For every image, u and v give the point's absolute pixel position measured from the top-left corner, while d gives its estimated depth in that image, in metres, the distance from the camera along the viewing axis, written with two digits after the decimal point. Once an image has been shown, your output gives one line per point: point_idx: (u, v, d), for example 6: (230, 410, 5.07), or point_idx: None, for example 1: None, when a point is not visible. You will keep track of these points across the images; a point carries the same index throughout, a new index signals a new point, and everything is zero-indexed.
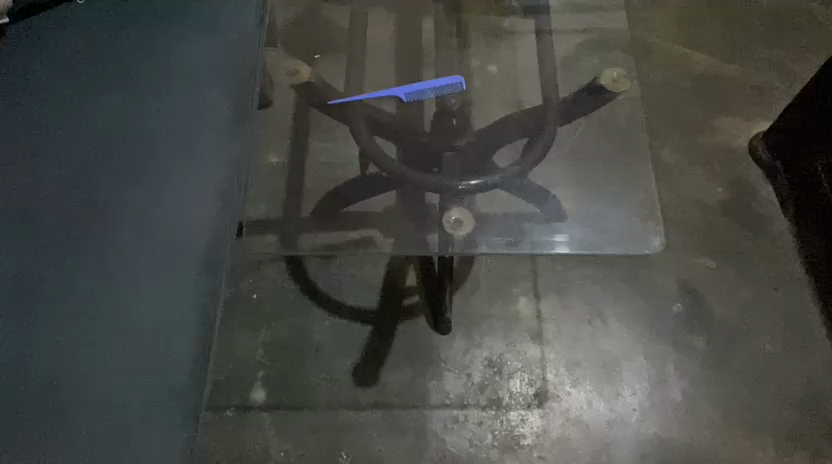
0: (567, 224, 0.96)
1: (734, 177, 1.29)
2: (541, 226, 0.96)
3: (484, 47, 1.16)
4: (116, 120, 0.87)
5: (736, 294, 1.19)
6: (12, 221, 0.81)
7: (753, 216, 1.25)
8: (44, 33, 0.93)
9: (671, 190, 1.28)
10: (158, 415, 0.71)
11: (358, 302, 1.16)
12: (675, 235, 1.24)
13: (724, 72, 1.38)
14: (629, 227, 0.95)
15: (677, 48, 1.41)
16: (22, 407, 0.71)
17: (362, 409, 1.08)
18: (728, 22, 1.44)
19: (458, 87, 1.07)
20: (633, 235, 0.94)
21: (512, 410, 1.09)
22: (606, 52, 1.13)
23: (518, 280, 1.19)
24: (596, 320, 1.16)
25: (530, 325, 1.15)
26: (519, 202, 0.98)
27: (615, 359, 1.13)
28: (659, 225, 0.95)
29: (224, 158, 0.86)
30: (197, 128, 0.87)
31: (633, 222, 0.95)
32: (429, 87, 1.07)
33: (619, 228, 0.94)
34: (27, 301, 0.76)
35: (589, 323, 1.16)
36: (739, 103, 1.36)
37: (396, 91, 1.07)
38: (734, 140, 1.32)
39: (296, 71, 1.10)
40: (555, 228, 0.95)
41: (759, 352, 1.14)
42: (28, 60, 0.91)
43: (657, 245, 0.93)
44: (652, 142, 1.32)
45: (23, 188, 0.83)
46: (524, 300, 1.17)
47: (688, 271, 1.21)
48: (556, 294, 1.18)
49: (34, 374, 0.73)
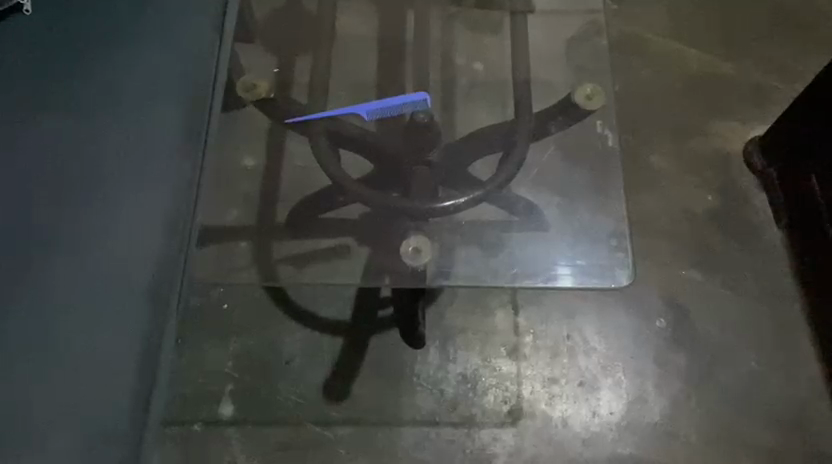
0: (537, 249, 0.92)
1: (726, 184, 1.24)
2: (509, 252, 0.92)
3: (464, 49, 1.11)
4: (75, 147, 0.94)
5: (723, 309, 1.15)
6: None
7: (744, 227, 1.21)
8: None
9: (659, 197, 1.23)
10: (99, 447, 0.80)
11: (330, 313, 1.13)
12: (661, 247, 1.19)
13: (720, 71, 1.33)
14: (600, 258, 0.91)
15: (673, 45, 1.35)
16: None
17: (332, 425, 1.06)
18: (726, 18, 1.38)
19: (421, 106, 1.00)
20: (602, 267, 0.90)
21: (485, 427, 1.06)
22: (591, 55, 1.07)
23: (496, 292, 1.15)
24: (575, 334, 1.13)
25: (507, 339, 1.12)
26: (487, 225, 0.94)
27: (593, 376, 1.10)
28: (628, 256, 0.91)
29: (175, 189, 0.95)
30: (149, 159, 0.96)
31: (603, 252, 0.92)
32: (397, 106, 1.01)
33: (586, 260, 0.91)
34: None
35: (568, 337, 1.13)
36: (734, 105, 1.30)
37: (359, 108, 1.00)
38: (728, 144, 1.27)
39: (255, 85, 1.01)
40: (526, 250, 0.92)
41: (742, 370, 1.11)
42: None
43: (625, 279, 0.89)
44: (641, 147, 1.27)
45: None
46: (502, 313, 1.13)
47: (673, 283, 1.17)
48: (536, 306, 1.14)
49: None
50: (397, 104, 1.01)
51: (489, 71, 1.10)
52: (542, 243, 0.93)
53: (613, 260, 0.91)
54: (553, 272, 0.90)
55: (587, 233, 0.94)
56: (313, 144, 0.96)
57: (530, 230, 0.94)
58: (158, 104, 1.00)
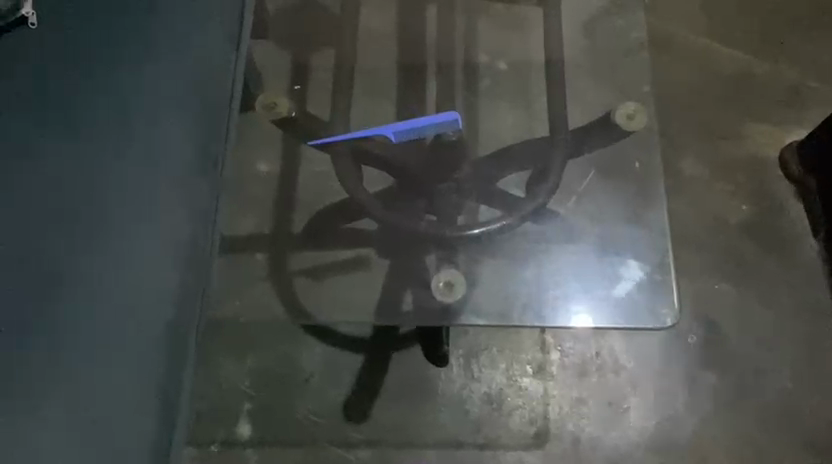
0: (572, 283, 0.90)
1: (759, 192, 1.19)
2: (540, 284, 0.90)
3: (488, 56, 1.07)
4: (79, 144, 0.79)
5: (756, 325, 1.11)
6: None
7: (779, 238, 1.16)
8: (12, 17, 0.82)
9: (690, 206, 1.17)
10: None
11: (350, 329, 1.08)
12: (692, 259, 1.15)
13: (754, 70, 1.26)
14: (641, 293, 0.89)
15: (703, 40, 1.28)
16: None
17: (353, 447, 1.03)
18: (761, 12, 1.31)
19: (454, 125, 0.88)
20: (644, 302, 0.88)
21: (511, 450, 1.03)
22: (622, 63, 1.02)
23: None
24: (603, 352, 1.09)
25: (534, 356, 1.08)
26: (513, 253, 0.92)
27: (622, 396, 1.07)
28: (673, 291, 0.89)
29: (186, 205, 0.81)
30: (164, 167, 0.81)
31: (645, 287, 0.90)
32: (428, 126, 0.88)
33: (626, 296, 0.89)
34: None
35: (596, 356, 1.09)
36: (770, 106, 1.24)
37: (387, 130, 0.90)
38: (762, 149, 1.21)
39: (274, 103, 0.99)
40: (557, 283, 0.91)
41: (776, 389, 1.07)
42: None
43: (669, 319, 0.87)
44: (671, 151, 1.21)
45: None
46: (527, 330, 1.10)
47: (705, 298, 1.12)
48: None
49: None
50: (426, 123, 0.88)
51: (514, 74, 1.05)
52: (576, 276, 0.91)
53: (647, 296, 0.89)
54: (582, 307, 0.89)
55: (625, 262, 0.92)
56: (336, 167, 0.92)
57: (562, 260, 0.92)
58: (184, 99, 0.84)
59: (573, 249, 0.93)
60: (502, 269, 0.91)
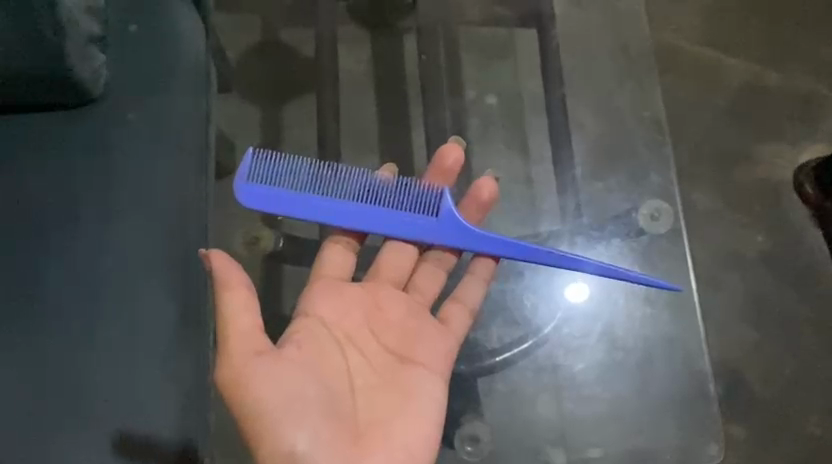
0: (584, 395, 0.86)
1: (776, 221, 1.12)
2: (551, 389, 0.86)
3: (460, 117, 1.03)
4: (164, 145, 0.78)
5: (782, 371, 1.06)
6: (65, 217, 0.76)
7: (799, 271, 1.10)
8: (141, 21, 0.80)
9: (705, 245, 1.11)
10: (149, 433, 0.72)
11: None
12: (755, 310, 1.08)
13: (763, 81, 1.17)
14: (671, 401, 0.86)
15: (709, 53, 1.18)
16: (75, 410, 0.72)
17: None
18: (774, 15, 1.19)
19: (244, 179, 0.72)
20: (684, 433, 0.86)
21: None
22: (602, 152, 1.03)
23: (530, 358, 0.86)
24: (634, 393, 0.86)
25: (551, 427, 0.85)
26: (518, 337, 0.85)
27: (655, 452, 0.85)
28: (718, 422, 0.86)
29: (175, 256, 0.76)
30: (168, 189, 0.77)
31: (682, 406, 0.86)
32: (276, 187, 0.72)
33: (652, 407, 0.86)
34: (112, 315, 0.74)
35: (619, 404, 0.86)
36: (787, 123, 1.15)
37: (376, 209, 0.73)
38: (776, 172, 1.14)
39: (256, 239, 0.90)
40: (575, 382, 0.86)
41: (807, 437, 1.04)
42: (115, 48, 0.79)
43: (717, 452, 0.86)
44: (682, 184, 1.13)
45: (26, 206, 0.76)
46: (546, 395, 0.86)
47: (731, 347, 1.07)
48: (574, 383, 0.86)
49: (109, 404, 0.72)
50: (278, 196, 0.72)
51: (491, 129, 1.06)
52: (589, 393, 0.86)
53: (663, 342, 0.88)
54: (596, 390, 0.86)
55: (655, 372, 0.87)
56: (416, 283, 0.77)
57: (572, 375, 0.86)
58: (204, 128, 0.80)
59: (585, 348, 0.86)
60: (512, 387, 0.86)
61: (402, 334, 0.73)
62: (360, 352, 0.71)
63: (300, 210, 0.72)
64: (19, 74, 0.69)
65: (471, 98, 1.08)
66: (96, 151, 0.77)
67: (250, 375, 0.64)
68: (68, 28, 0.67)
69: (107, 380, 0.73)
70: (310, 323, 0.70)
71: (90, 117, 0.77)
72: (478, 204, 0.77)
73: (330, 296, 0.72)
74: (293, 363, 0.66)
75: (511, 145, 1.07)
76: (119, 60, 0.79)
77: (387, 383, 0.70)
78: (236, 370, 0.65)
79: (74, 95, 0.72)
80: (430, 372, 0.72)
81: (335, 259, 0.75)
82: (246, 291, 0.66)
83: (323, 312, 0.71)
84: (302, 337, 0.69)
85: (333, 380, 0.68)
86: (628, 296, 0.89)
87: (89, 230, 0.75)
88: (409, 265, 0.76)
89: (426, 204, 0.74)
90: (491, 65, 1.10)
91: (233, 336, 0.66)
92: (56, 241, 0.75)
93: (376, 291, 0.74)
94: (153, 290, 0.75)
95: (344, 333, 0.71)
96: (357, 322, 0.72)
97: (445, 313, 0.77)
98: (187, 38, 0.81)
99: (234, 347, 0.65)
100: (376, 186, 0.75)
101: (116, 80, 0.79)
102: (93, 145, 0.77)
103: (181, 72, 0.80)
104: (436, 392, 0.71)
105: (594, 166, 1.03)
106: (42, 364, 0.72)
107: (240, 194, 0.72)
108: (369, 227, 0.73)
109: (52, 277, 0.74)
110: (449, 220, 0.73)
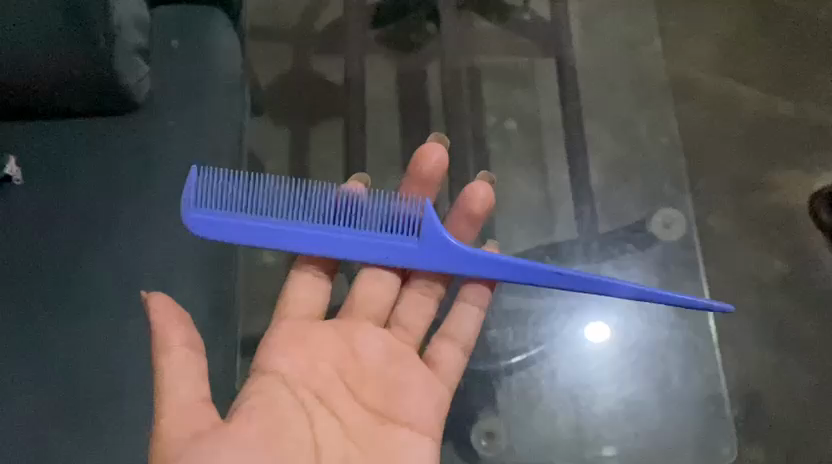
0: (598, 400, 0.90)
1: (793, 246, 1.13)
2: (565, 394, 0.90)
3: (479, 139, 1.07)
4: (198, 155, 0.82)
5: (800, 396, 1.06)
6: (102, 221, 0.80)
7: (818, 294, 1.11)
8: (181, 41, 0.85)
9: (722, 269, 1.12)
10: None
11: None
12: (772, 334, 1.09)
13: (777, 111, 1.19)
14: (685, 407, 0.90)
15: (724, 83, 1.21)
16: (101, 407, 0.75)
17: None
18: (787, 49, 1.23)
19: (191, 210, 0.67)
20: (697, 436, 0.89)
21: None
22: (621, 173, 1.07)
23: (548, 360, 0.90)
24: (650, 400, 0.90)
25: (566, 429, 0.89)
26: (537, 341, 0.91)
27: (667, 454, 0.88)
28: (728, 425, 0.90)
29: (205, 259, 0.80)
30: None
31: (693, 411, 0.90)
32: (228, 215, 0.68)
33: (661, 414, 0.89)
34: (140, 315, 0.77)
35: (632, 410, 0.89)
36: (802, 153, 1.18)
37: (340, 231, 0.68)
38: (792, 198, 1.15)
39: None
40: (588, 387, 0.90)
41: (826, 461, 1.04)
42: (156, 66, 0.84)
43: (727, 452, 0.89)
44: (699, 209, 1.15)
45: (66, 211, 0.80)
46: (562, 399, 0.90)
47: (750, 370, 1.08)
48: (588, 388, 0.90)
49: (134, 401, 0.75)
50: (229, 222, 0.67)
51: (511, 157, 1.11)
52: (602, 397, 0.90)
53: (675, 350, 0.91)
54: (612, 397, 0.90)
55: (666, 380, 0.90)
56: (404, 318, 0.74)
57: (586, 379, 0.90)
58: (235, 139, 0.84)
59: (598, 353, 0.91)
60: (527, 391, 0.90)
61: (379, 389, 0.68)
62: (331, 413, 0.65)
63: (261, 238, 0.67)
64: (68, 77, 0.75)
65: (492, 123, 1.12)
66: (132, 161, 0.81)
67: (188, 462, 0.58)
68: (117, 34, 0.73)
69: (134, 377, 0.76)
70: (267, 382, 0.65)
71: (129, 128, 0.82)
72: (466, 217, 0.74)
73: (294, 347, 0.67)
74: (242, 442, 0.60)
75: (530, 168, 1.11)
76: (159, 77, 0.84)
77: (362, 450, 0.65)
78: (173, 456, 0.59)
79: (118, 99, 0.79)
80: (411, 430, 0.67)
81: (302, 297, 0.71)
82: (187, 353, 0.62)
83: (283, 367, 0.66)
84: (258, 402, 0.63)
85: (292, 458, 0.61)
86: (637, 305, 0.93)
87: (123, 235, 0.79)
88: (387, 299, 0.73)
89: (399, 223, 0.69)
90: (511, 95, 1.14)
91: (172, 411, 0.61)
92: (91, 244, 0.79)
93: (350, 336, 0.69)
94: (181, 291, 0.79)
95: (311, 391, 0.65)
96: (325, 376, 0.67)
97: (433, 351, 0.73)
98: (223, 54, 0.86)
99: (171, 425, 0.60)
100: (346, 209, 0.70)
101: (154, 94, 0.83)
102: (130, 155, 0.82)
103: (216, 88, 0.84)
104: (417, 454, 0.66)
105: (607, 179, 1.07)
106: (78, 358, 0.76)
107: (193, 225, 0.67)
108: (333, 252, 0.68)
109: (86, 277, 0.78)
110: (433, 241, 0.68)
